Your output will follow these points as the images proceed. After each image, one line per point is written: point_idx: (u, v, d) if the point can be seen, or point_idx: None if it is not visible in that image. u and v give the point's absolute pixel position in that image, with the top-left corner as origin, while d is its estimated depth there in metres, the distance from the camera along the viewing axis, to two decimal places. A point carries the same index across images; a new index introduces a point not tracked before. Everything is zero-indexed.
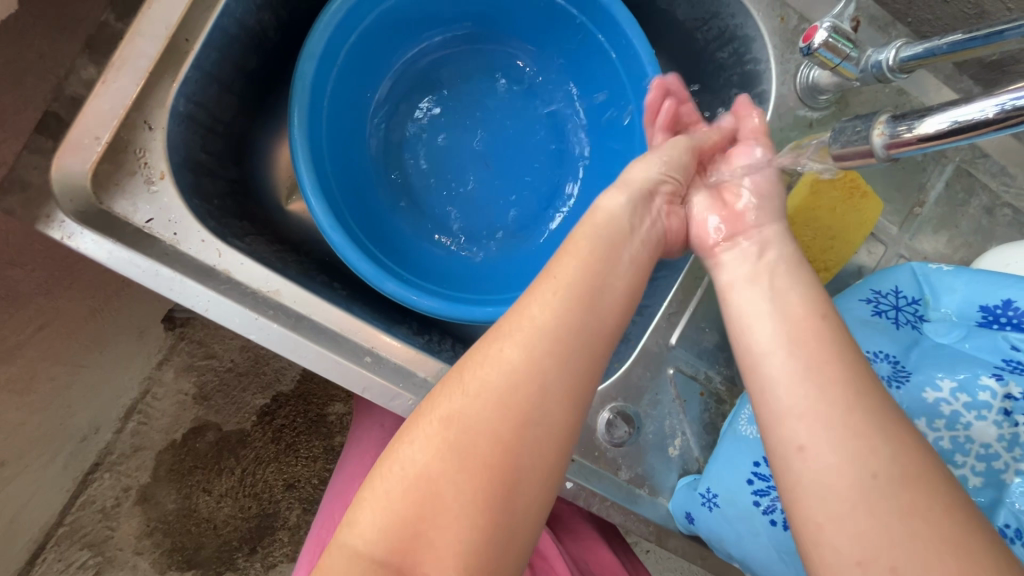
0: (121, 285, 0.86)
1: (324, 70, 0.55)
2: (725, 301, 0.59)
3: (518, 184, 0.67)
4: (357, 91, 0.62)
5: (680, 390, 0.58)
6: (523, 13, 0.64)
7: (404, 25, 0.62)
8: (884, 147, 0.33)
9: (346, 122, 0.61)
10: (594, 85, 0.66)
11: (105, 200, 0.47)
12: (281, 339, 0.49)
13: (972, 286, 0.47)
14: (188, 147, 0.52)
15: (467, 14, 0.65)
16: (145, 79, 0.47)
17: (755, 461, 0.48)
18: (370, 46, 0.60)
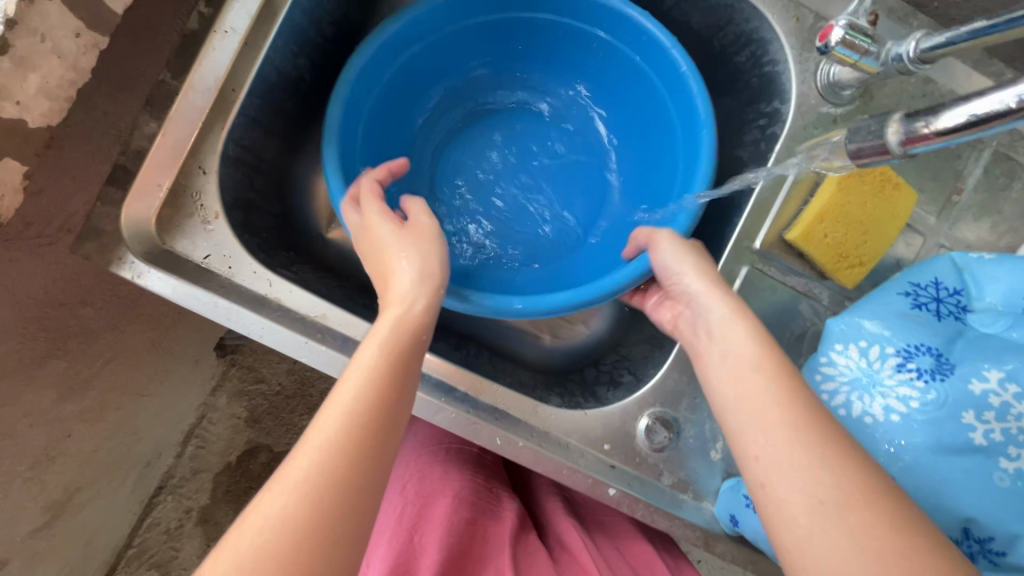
0: (175, 318, 0.91)
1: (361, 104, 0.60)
2: (762, 300, 0.58)
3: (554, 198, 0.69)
4: (395, 122, 0.67)
5: None
6: (542, 39, 0.67)
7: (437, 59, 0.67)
8: (899, 145, 0.34)
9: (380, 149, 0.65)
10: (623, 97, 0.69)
11: (168, 240, 0.51)
12: (329, 359, 0.52)
13: (1015, 276, 0.46)
14: (238, 187, 0.56)
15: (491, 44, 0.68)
16: (198, 129, 0.51)
17: None
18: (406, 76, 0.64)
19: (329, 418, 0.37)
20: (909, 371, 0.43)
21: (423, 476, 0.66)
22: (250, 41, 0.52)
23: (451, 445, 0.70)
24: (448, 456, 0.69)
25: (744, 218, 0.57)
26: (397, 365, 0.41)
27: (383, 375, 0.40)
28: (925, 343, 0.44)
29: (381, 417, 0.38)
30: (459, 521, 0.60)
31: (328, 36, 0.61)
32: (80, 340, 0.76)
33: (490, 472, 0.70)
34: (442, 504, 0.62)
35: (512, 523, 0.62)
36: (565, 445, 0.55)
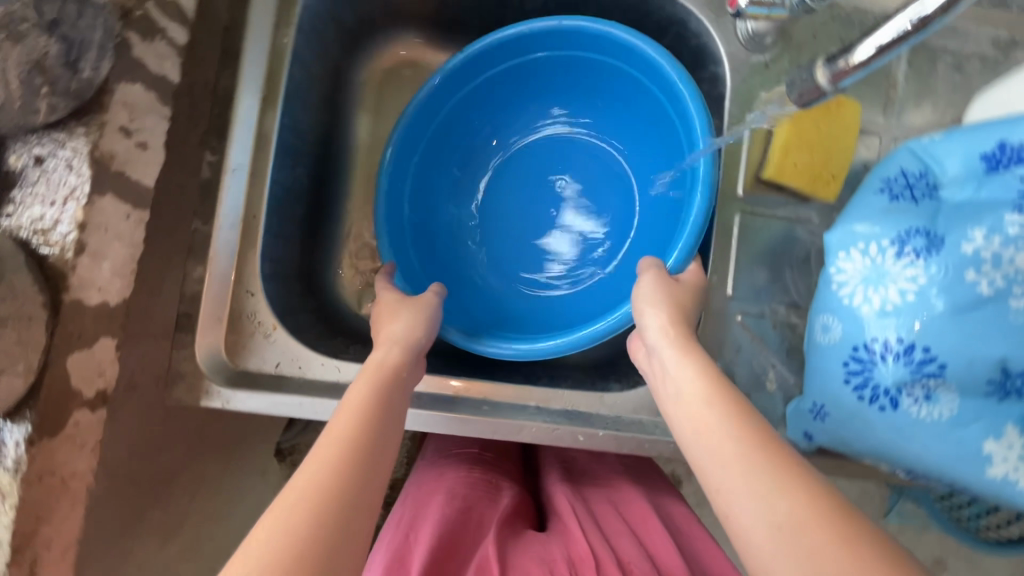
0: (237, 438, 0.96)
1: (396, 171, 0.69)
2: (760, 238, 0.64)
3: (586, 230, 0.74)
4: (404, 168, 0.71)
5: (754, 330, 0.63)
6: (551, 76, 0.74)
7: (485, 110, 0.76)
8: (829, 79, 0.40)
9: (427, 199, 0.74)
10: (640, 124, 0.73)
11: (240, 362, 0.57)
12: (413, 417, 0.58)
13: (970, 145, 0.52)
14: (280, 297, 0.62)
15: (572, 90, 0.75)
16: (236, 260, 0.58)
17: (845, 359, 0.53)
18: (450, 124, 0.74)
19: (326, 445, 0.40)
20: (908, 254, 0.49)
21: (416, 481, 0.64)
22: (255, 170, 0.59)
23: (460, 446, 0.70)
24: (445, 459, 0.68)
25: (720, 174, 0.65)
26: (379, 396, 0.45)
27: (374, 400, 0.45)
28: (913, 227, 0.50)
29: (380, 436, 0.42)
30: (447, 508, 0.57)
31: (312, 143, 0.68)
32: (167, 484, 0.79)
33: (489, 465, 0.68)
34: (433, 498, 0.59)
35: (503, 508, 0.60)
36: (639, 421, 0.61)
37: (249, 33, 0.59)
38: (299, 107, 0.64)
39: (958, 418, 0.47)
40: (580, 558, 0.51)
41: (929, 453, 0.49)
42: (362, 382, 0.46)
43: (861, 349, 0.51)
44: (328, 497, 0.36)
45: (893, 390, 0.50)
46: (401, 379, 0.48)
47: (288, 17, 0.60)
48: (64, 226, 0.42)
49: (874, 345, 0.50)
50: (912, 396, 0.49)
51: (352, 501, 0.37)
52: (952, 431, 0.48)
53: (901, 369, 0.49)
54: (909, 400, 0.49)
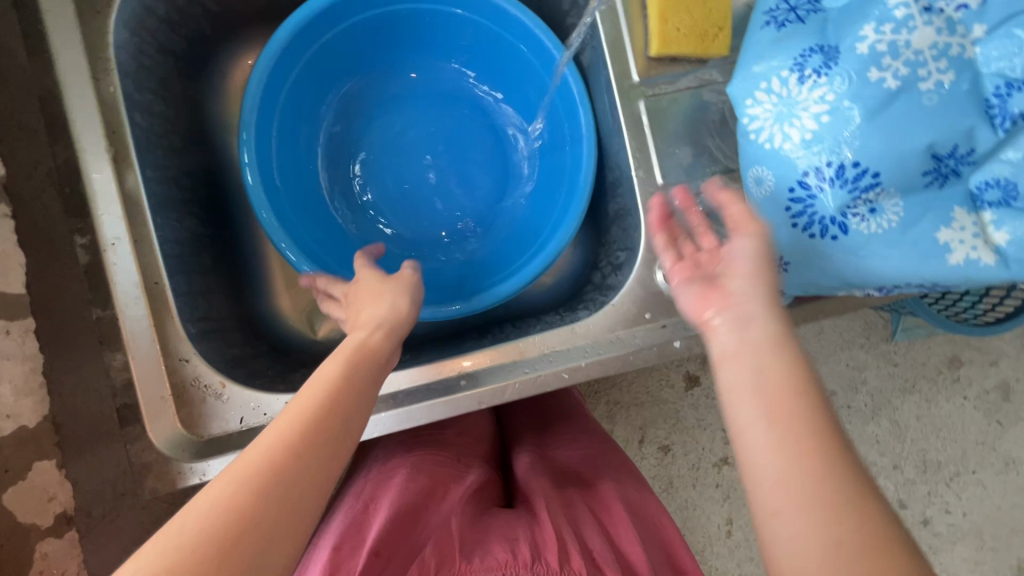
0: None
1: (271, 191, 0.64)
2: (674, 117, 0.61)
3: (471, 172, 0.72)
4: (270, 169, 0.64)
5: (699, 209, 0.61)
6: (392, 33, 0.68)
7: (320, 95, 0.69)
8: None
9: (305, 192, 0.69)
10: (488, 56, 0.70)
11: (202, 431, 0.54)
12: (394, 418, 0.57)
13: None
14: (220, 352, 0.58)
15: (412, 33, 0.69)
16: (155, 334, 0.54)
17: (786, 204, 0.50)
18: (294, 123, 0.68)
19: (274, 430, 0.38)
20: (810, 76, 0.47)
21: (378, 464, 0.63)
22: (137, 236, 0.54)
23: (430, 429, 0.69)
24: (417, 439, 0.67)
25: (611, 68, 0.61)
26: (354, 378, 0.42)
27: (346, 382, 0.42)
28: (808, 47, 0.48)
29: (339, 420, 0.39)
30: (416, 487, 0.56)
31: (192, 187, 0.63)
32: None
33: (463, 452, 0.67)
34: (395, 474, 0.59)
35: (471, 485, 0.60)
36: (616, 338, 0.60)
37: (69, 95, 0.53)
38: (160, 155, 0.59)
39: (909, 218, 0.46)
40: (542, 547, 0.49)
41: (891, 265, 0.48)
42: (332, 360, 0.43)
43: (796, 190, 0.49)
44: (276, 484, 0.35)
45: (837, 217, 0.48)
46: (379, 364, 0.45)
47: (103, 63, 0.54)
48: None
49: (807, 180, 0.48)
50: (858, 215, 0.47)
51: (300, 483, 0.35)
52: (906, 234, 0.46)
53: (841, 194, 0.47)
54: (856, 220, 0.47)
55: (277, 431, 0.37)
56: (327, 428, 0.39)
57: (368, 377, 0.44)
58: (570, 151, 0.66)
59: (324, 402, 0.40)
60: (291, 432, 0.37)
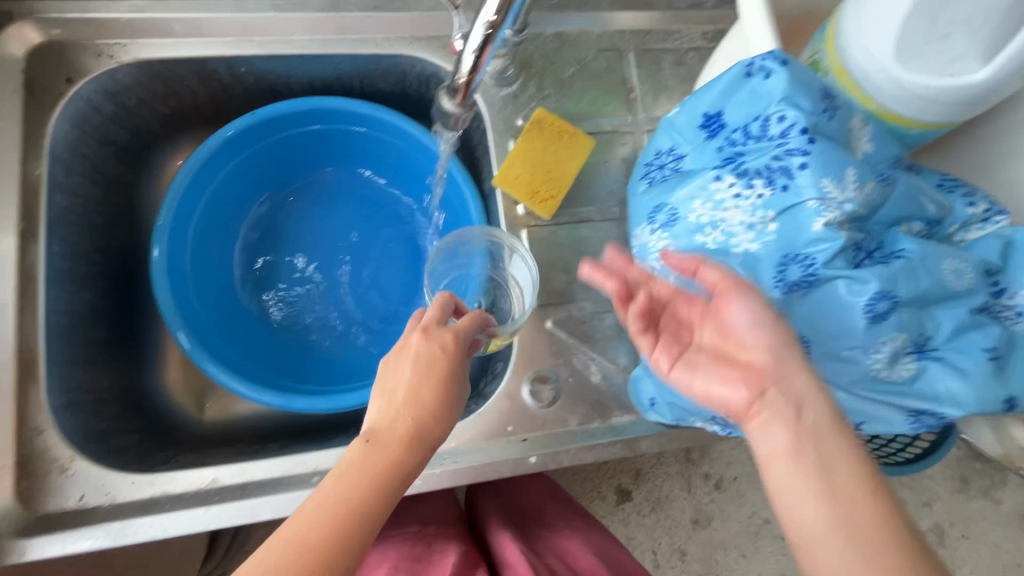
0: None
1: (177, 268, 0.69)
2: (551, 247, 0.68)
3: (381, 274, 0.78)
4: (184, 247, 0.70)
5: (567, 331, 0.66)
6: (327, 143, 0.77)
7: (251, 189, 0.77)
8: (449, 105, 0.49)
9: (217, 274, 0.74)
10: (409, 173, 0.79)
11: (38, 507, 0.53)
12: (236, 510, 0.55)
13: (698, 108, 0.58)
14: (85, 425, 0.59)
15: (347, 146, 0.78)
16: (16, 401, 0.55)
17: None
18: (219, 211, 0.74)
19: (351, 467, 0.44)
20: (657, 228, 0.58)
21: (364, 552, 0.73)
22: (23, 305, 0.57)
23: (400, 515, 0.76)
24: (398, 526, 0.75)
25: (499, 202, 0.69)
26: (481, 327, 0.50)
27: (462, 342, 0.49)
28: (654, 207, 0.60)
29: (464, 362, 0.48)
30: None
31: (103, 262, 0.68)
32: None
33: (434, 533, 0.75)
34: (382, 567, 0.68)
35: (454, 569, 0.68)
36: (476, 449, 0.62)
37: None
38: (71, 233, 0.63)
39: None
40: None
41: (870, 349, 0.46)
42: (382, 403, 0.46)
43: None
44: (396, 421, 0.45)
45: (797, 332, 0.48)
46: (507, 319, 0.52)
47: (36, 150, 0.60)
48: None
49: None
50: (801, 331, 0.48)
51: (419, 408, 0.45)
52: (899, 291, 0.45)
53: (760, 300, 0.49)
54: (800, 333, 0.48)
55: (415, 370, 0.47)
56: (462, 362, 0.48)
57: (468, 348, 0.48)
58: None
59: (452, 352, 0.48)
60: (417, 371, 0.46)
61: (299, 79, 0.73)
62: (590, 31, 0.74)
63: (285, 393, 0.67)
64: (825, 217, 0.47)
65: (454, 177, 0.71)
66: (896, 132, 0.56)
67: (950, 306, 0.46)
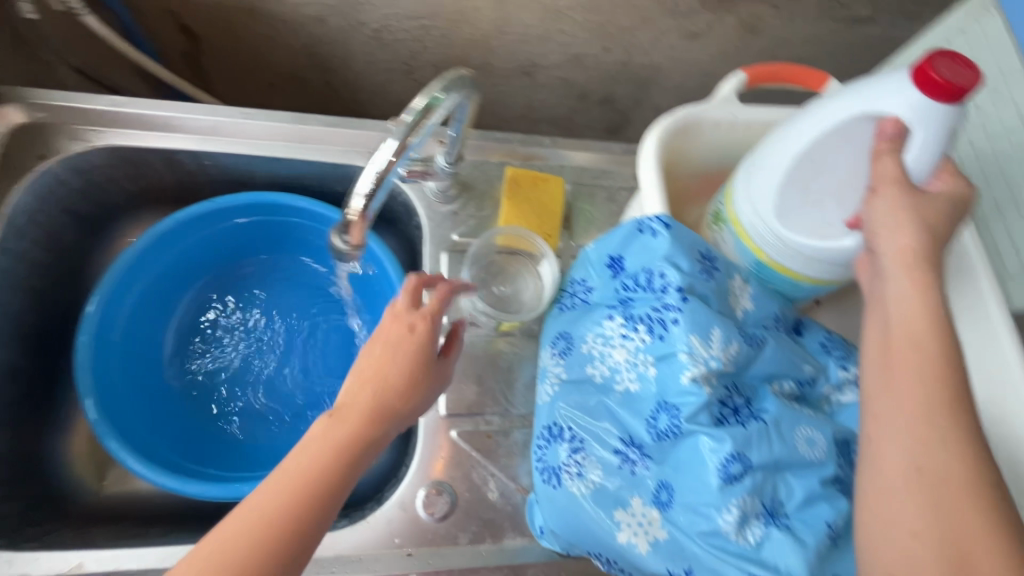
0: None
1: (104, 336, 0.71)
2: (467, 358, 0.71)
3: (308, 361, 0.79)
4: (116, 316, 0.72)
5: (471, 443, 0.67)
6: (278, 233, 0.82)
7: (200, 268, 0.81)
8: (344, 243, 0.49)
9: (145, 345, 0.76)
10: None
11: None
12: None
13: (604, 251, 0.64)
14: None
15: (297, 237, 0.83)
16: None
17: (577, 474, 0.56)
18: (164, 286, 0.78)
19: (310, 449, 0.46)
20: (557, 354, 0.63)
21: None
22: None
23: None
24: None
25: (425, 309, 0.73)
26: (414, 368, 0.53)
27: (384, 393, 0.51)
28: (559, 332, 0.64)
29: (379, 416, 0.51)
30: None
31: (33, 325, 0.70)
32: None
33: None
34: None
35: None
36: (359, 559, 0.61)
37: None
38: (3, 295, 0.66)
39: (603, 486, 0.55)
40: None
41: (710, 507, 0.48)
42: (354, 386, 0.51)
43: (574, 460, 0.57)
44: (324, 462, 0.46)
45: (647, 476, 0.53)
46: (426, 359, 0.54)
47: None
48: None
49: (579, 452, 0.57)
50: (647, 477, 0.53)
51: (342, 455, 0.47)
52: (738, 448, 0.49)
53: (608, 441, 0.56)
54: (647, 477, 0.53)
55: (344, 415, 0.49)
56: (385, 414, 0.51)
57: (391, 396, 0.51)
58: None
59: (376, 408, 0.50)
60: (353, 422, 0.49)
61: (261, 175, 0.79)
62: (532, 163, 0.82)
63: (181, 476, 0.67)
64: (693, 372, 0.51)
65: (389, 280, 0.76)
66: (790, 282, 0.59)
67: (806, 473, 0.49)
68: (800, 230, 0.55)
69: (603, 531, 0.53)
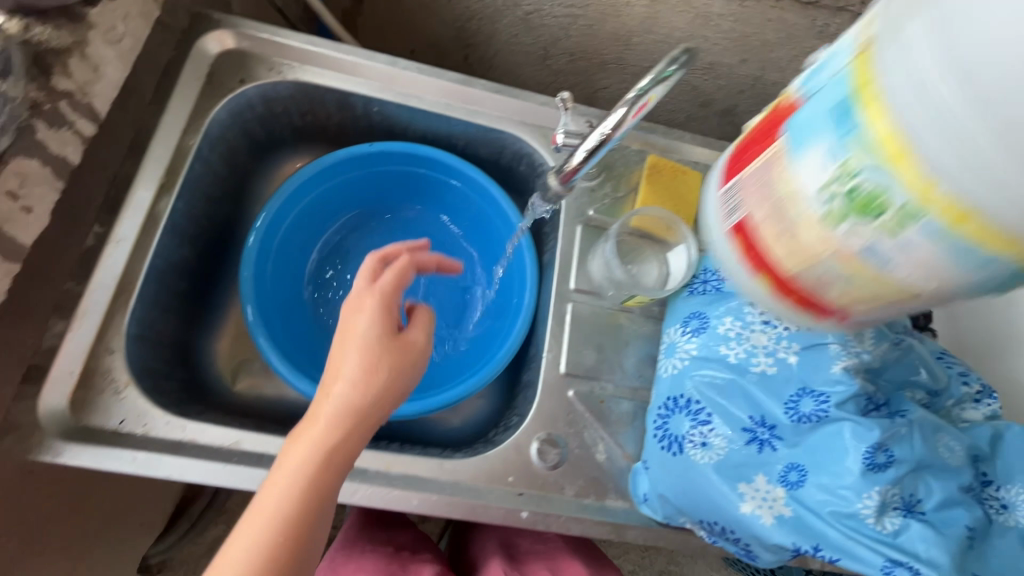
0: None
1: (264, 251, 0.78)
2: (590, 326, 0.75)
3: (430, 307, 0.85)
4: (275, 235, 0.80)
5: (585, 404, 0.71)
6: (419, 186, 0.88)
7: (346, 205, 0.87)
8: (556, 182, 0.60)
9: (291, 265, 0.83)
10: (480, 229, 0.89)
11: (83, 417, 0.59)
12: (247, 475, 0.60)
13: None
14: (144, 359, 0.66)
15: (434, 191, 0.89)
16: (101, 321, 0.62)
17: (699, 445, 0.59)
18: (315, 215, 0.85)
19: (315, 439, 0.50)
20: (688, 333, 0.66)
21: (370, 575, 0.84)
22: (139, 243, 0.66)
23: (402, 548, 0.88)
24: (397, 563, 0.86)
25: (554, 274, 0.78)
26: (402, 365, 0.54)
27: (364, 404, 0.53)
28: (692, 312, 0.67)
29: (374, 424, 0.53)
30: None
31: (206, 229, 0.78)
32: None
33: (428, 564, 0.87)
34: None
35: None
36: (475, 488, 0.65)
37: (159, 132, 0.70)
38: (194, 197, 0.73)
39: (727, 460, 0.57)
40: None
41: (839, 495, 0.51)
42: (333, 403, 0.52)
43: (696, 434, 0.59)
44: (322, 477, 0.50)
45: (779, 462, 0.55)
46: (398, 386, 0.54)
47: (196, 126, 0.72)
48: None
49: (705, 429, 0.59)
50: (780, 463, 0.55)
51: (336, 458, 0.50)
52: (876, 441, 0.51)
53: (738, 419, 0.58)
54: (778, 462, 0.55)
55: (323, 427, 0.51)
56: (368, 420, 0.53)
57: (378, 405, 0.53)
58: (511, 320, 0.81)
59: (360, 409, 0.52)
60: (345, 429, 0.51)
61: (417, 128, 0.85)
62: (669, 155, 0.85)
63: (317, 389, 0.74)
64: (844, 364, 0.53)
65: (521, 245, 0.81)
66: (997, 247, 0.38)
67: (944, 477, 0.51)
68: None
69: (725, 502, 0.56)
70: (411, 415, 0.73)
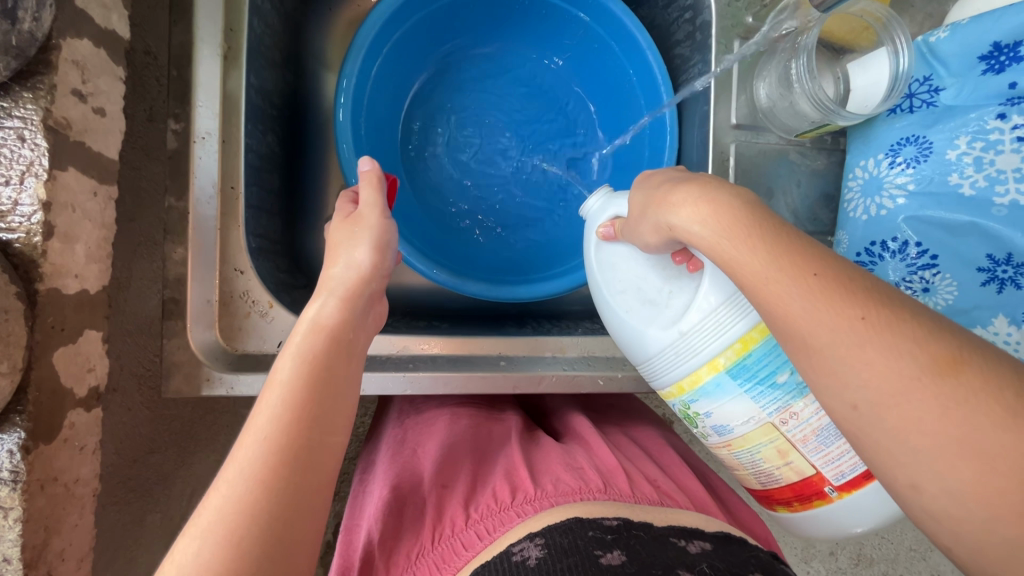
0: (218, 430, 0.95)
1: (357, 126, 0.65)
2: (760, 168, 0.63)
3: (545, 164, 0.73)
4: (361, 104, 0.65)
5: None
6: (512, 8, 0.69)
7: (424, 51, 0.70)
8: None
9: (383, 137, 0.69)
10: (589, 59, 0.72)
11: (238, 345, 0.53)
12: (432, 380, 0.56)
13: (979, 33, 0.51)
14: (271, 273, 0.58)
15: (528, 12, 0.70)
16: (218, 238, 0.53)
17: (922, 286, 0.54)
18: (394, 70, 0.68)
19: (298, 371, 0.36)
20: (900, 164, 0.55)
21: (445, 416, 0.67)
22: (226, 137, 0.53)
23: (504, 407, 0.72)
24: (477, 426, 0.65)
25: (708, 107, 0.64)
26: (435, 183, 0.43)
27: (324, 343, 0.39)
28: (901, 138, 0.55)
29: (332, 359, 0.38)
30: (478, 437, 0.63)
31: (282, 107, 0.63)
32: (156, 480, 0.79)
33: (515, 414, 0.71)
34: (463, 445, 0.60)
35: (518, 430, 0.65)
36: None
37: None
38: (263, 66, 0.58)
39: (954, 306, 0.53)
40: (606, 468, 0.54)
41: None
42: (307, 335, 0.39)
43: (914, 279, 0.55)
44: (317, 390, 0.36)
45: None
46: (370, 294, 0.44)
47: None
48: (26, 206, 0.37)
49: (935, 270, 0.54)
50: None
51: (330, 390, 0.37)
52: None
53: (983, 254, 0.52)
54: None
55: (307, 333, 0.39)
56: (319, 371, 0.37)
57: (335, 350, 0.39)
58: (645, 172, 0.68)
59: (320, 351, 0.38)
60: (312, 362, 0.37)
61: None
62: None
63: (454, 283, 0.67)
64: None
65: (654, 77, 0.65)
66: (713, 400, 0.42)
67: None
68: (681, 296, 0.43)
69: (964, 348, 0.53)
70: (559, 292, 0.67)
